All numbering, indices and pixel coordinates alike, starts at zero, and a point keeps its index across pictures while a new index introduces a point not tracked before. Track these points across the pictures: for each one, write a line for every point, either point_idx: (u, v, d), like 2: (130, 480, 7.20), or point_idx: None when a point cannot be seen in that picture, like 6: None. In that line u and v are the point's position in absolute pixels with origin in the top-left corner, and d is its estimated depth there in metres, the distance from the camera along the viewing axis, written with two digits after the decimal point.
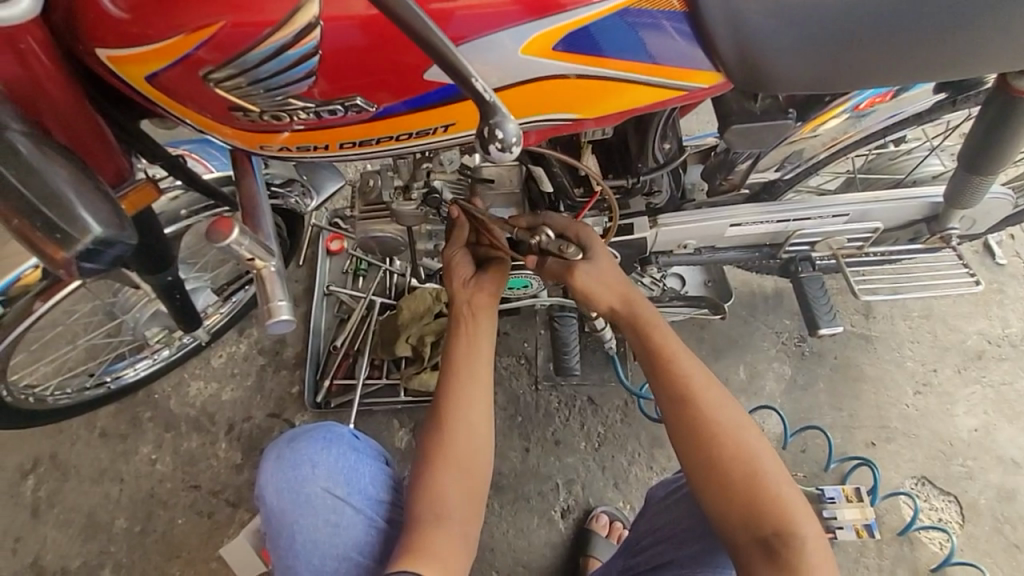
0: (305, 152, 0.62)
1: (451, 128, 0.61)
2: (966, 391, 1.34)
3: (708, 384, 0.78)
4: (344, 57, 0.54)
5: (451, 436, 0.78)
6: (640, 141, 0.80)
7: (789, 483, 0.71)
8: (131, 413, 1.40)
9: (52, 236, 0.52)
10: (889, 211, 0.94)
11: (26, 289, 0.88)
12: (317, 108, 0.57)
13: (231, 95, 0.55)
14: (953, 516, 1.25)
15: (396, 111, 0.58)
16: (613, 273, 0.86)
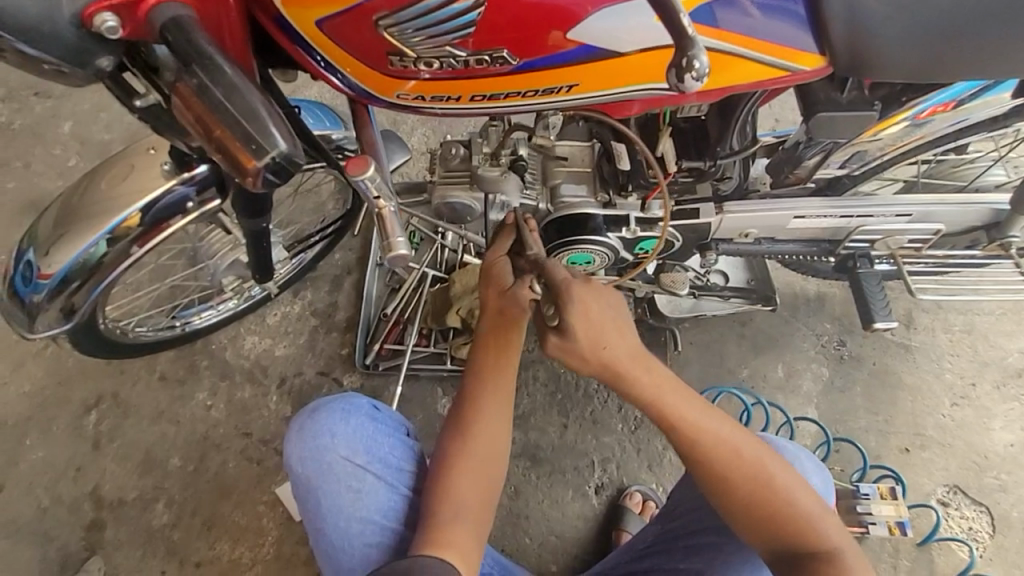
0: (436, 103, 0.64)
1: (574, 89, 0.62)
2: (1003, 407, 1.35)
3: (724, 426, 0.76)
4: (506, 11, 0.56)
5: (468, 450, 0.81)
6: (719, 128, 0.85)
7: (820, 514, 0.73)
8: (189, 360, 1.46)
9: (247, 145, 0.46)
10: (951, 214, 0.98)
11: (128, 232, 0.88)
12: (466, 57, 0.58)
13: (396, 40, 0.56)
14: (983, 526, 1.26)
15: (532, 67, 0.60)
16: (604, 344, 0.77)
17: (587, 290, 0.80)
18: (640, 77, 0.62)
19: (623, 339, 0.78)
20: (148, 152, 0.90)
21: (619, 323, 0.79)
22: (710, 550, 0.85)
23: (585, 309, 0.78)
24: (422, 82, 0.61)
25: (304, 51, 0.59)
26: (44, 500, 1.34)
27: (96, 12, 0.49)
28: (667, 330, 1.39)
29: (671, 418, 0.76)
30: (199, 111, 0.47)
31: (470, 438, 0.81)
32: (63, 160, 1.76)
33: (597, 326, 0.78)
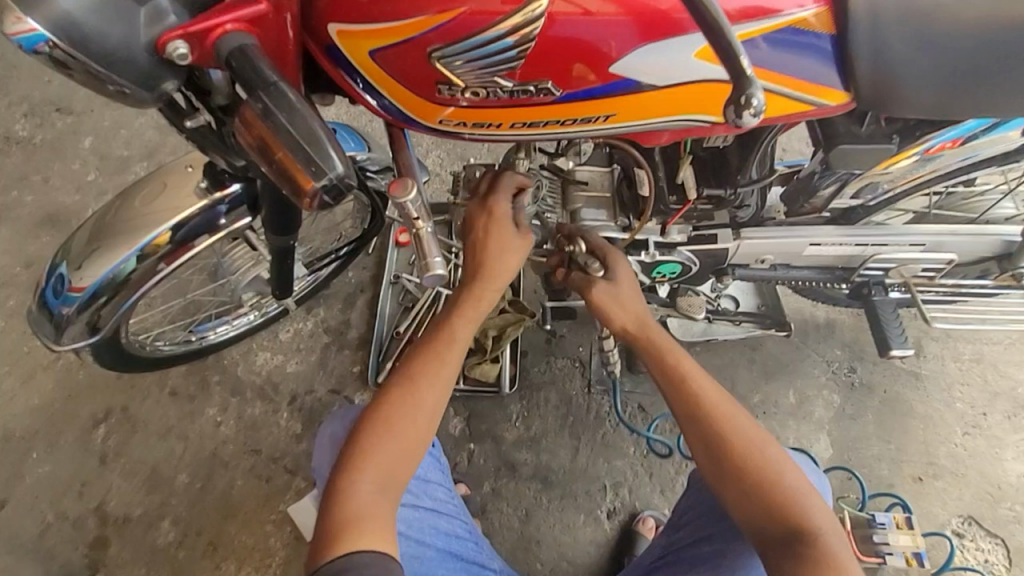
0: (477, 129, 0.66)
1: (611, 119, 0.64)
2: (1014, 437, 1.35)
3: (722, 391, 0.81)
4: (553, 46, 0.58)
5: (403, 392, 0.78)
6: (741, 156, 0.87)
7: (808, 489, 0.73)
8: (200, 376, 1.46)
9: (308, 167, 0.48)
10: (964, 244, 1.00)
11: (156, 250, 0.89)
12: (512, 87, 0.61)
13: (446, 70, 0.59)
14: (999, 558, 1.25)
15: (575, 97, 0.62)
16: (636, 305, 0.94)
17: (619, 264, 0.96)
18: (675, 109, 0.64)
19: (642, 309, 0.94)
20: (185, 170, 0.92)
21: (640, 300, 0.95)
22: (715, 558, 0.84)
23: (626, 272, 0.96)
24: (459, 109, 0.63)
25: (346, 74, 0.61)
26: (48, 516, 1.33)
27: (168, 39, 0.52)
28: None
29: (685, 376, 0.82)
30: (262, 134, 0.49)
31: (417, 385, 0.79)
32: (82, 175, 1.78)
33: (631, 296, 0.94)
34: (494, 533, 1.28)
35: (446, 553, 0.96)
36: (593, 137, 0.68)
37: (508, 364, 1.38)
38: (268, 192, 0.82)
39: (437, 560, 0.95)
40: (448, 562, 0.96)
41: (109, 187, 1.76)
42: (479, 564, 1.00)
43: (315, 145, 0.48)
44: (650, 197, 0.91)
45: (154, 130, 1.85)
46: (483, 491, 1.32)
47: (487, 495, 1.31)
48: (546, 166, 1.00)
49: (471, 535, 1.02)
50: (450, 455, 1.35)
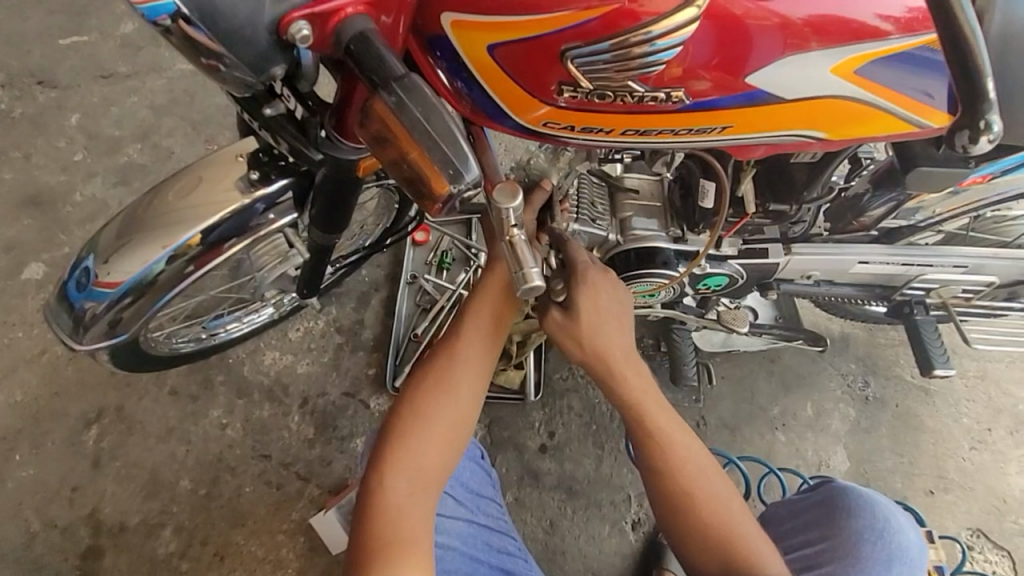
0: (584, 134, 0.64)
1: (727, 130, 0.63)
2: (1017, 452, 1.40)
3: (691, 445, 0.80)
4: (689, 50, 0.56)
5: (436, 386, 0.75)
6: (810, 173, 0.87)
7: (764, 545, 0.76)
8: (203, 374, 1.38)
9: (445, 170, 0.46)
10: (1005, 267, 1.03)
11: (187, 251, 0.82)
12: (643, 93, 0.58)
13: (576, 71, 0.56)
14: (1005, 570, 1.30)
15: (697, 107, 0.60)
16: (601, 333, 0.83)
17: (602, 279, 0.84)
18: (787, 125, 0.63)
19: (621, 338, 0.84)
20: (232, 159, 0.83)
21: (621, 319, 0.85)
22: None
23: (592, 294, 0.83)
24: (556, 109, 0.61)
25: (428, 55, 0.59)
26: (33, 524, 1.23)
27: (292, 20, 0.49)
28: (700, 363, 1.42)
29: (656, 434, 0.80)
30: (398, 132, 0.47)
31: (453, 378, 0.76)
32: (68, 154, 1.64)
33: (597, 314, 0.83)
34: None
35: (500, 572, 0.93)
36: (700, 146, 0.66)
37: (531, 370, 1.34)
38: (325, 187, 0.74)
39: None
40: None
41: (99, 169, 1.63)
42: None
43: (455, 147, 0.46)
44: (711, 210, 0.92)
45: (148, 109, 1.72)
46: (506, 501, 1.29)
47: (510, 505, 1.28)
48: (595, 172, 0.98)
49: (520, 552, 0.98)
50: None
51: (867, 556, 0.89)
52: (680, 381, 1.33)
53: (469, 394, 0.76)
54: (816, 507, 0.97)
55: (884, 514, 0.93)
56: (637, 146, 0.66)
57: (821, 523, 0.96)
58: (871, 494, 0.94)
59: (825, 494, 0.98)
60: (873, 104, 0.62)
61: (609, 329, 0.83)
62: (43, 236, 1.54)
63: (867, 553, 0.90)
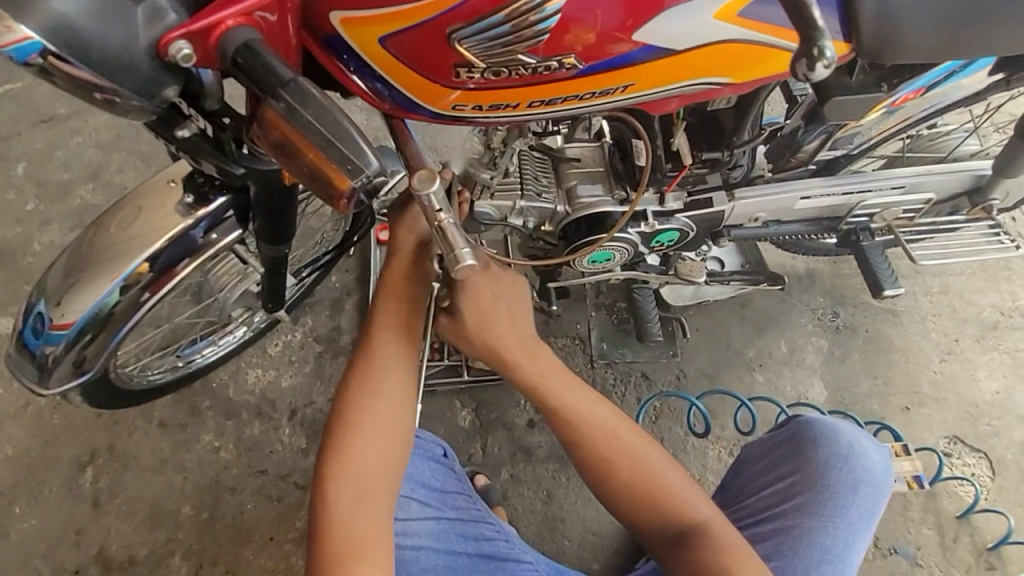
0: (493, 112, 0.65)
1: (629, 88, 0.64)
2: (985, 358, 1.45)
3: (604, 412, 0.81)
4: (574, 15, 0.57)
5: (354, 412, 0.77)
6: (735, 120, 0.89)
7: (689, 489, 0.79)
8: (190, 403, 1.39)
9: (343, 166, 0.49)
10: (939, 182, 1.07)
11: (139, 279, 0.83)
12: (535, 64, 0.60)
13: (467, 52, 0.57)
14: (984, 471, 1.35)
15: (593, 70, 0.62)
16: (493, 327, 0.82)
17: (486, 279, 0.82)
18: (688, 75, 0.65)
19: (515, 327, 0.83)
20: (165, 186, 0.84)
21: (512, 308, 0.84)
22: (776, 535, 0.91)
23: (476, 296, 0.82)
24: (464, 91, 0.62)
25: (336, 58, 0.60)
26: (44, 571, 1.25)
27: (171, 41, 0.52)
28: (674, 319, 1.46)
29: (568, 409, 0.81)
30: (291, 135, 0.49)
31: (370, 399, 0.78)
32: (20, 205, 1.62)
33: (482, 313, 0.82)
34: (518, 518, 1.29)
35: (478, 558, 0.95)
36: (608, 108, 0.67)
37: None
38: (260, 201, 0.75)
39: (470, 564, 0.94)
40: (481, 566, 0.94)
41: (54, 215, 1.62)
42: (513, 561, 0.95)
43: (354, 147, 0.49)
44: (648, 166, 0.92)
45: (94, 148, 1.69)
46: (502, 478, 1.32)
47: (506, 482, 1.32)
48: (536, 147, 1.01)
49: (501, 533, 0.98)
50: (463, 448, 1.34)
51: (835, 483, 0.93)
52: (647, 339, 1.39)
53: (384, 414, 0.77)
54: (786, 442, 0.98)
55: (848, 440, 0.95)
56: (548, 116, 0.68)
57: (789, 457, 0.98)
58: (833, 422, 0.96)
59: (792, 428, 0.98)
60: (764, 42, 0.64)
61: (505, 322, 0.83)
62: (8, 291, 1.53)
63: (835, 480, 0.93)
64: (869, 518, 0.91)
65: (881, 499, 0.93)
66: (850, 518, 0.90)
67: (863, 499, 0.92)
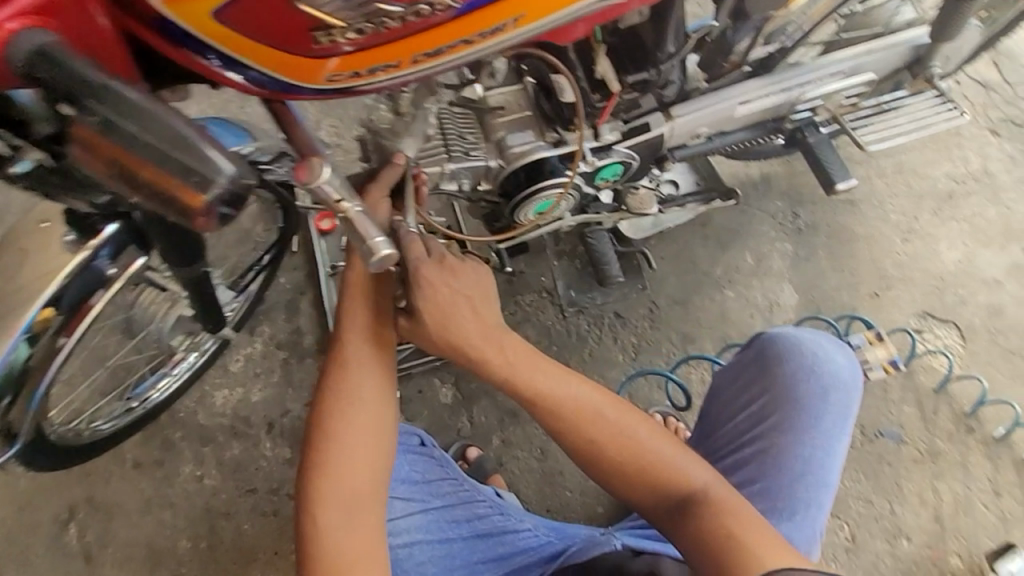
0: (377, 75, 0.59)
1: (522, 21, 0.58)
2: (944, 230, 1.46)
3: (583, 395, 0.78)
4: None
5: (327, 424, 0.73)
6: (655, 34, 0.83)
7: (683, 457, 0.75)
8: (161, 437, 1.33)
9: (188, 179, 0.44)
10: (879, 60, 1.03)
11: (46, 326, 0.75)
12: (403, 12, 0.53)
13: (316, 11, 0.50)
14: (955, 340, 1.38)
15: (473, 7, 0.55)
16: (457, 322, 0.79)
17: (439, 273, 0.79)
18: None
19: (479, 319, 0.80)
20: (39, 228, 0.76)
21: (474, 301, 0.81)
22: (757, 458, 0.89)
23: (433, 291, 0.79)
24: (341, 57, 0.56)
25: (195, 53, 0.54)
26: None
27: None
28: (637, 251, 1.40)
29: (545, 396, 0.78)
30: (119, 154, 0.44)
31: (340, 409, 0.74)
32: None
33: (441, 306, 0.79)
34: (518, 480, 1.29)
35: (474, 538, 0.94)
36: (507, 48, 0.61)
37: None
38: (151, 224, 0.71)
39: (466, 546, 0.94)
40: (478, 545, 0.94)
41: None
42: (511, 532, 0.95)
43: (196, 154, 0.45)
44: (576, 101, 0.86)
45: None
46: (494, 445, 1.31)
47: (499, 448, 1.31)
48: (454, 101, 0.92)
49: (494, 508, 0.97)
50: (451, 424, 1.32)
51: (805, 395, 0.91)
52: (607, 283, 1.36)
53: (359, 423, 0.73)
54: (753, 362, 0.95)
55: (812, 350, 0.93)
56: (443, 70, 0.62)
57: (758, 377, 0.94)
58: (794, 335, 0.94)
59: (757, 347, 0.95)
60: None
61: (469, 314, 0.80)
62: None
63: (805, 391, 0.90)
64: (843, 423, 0.90)
65: (852, 401, 0.91)
66: (824, 427, 0.89)
67: (834, 405, 0.90)
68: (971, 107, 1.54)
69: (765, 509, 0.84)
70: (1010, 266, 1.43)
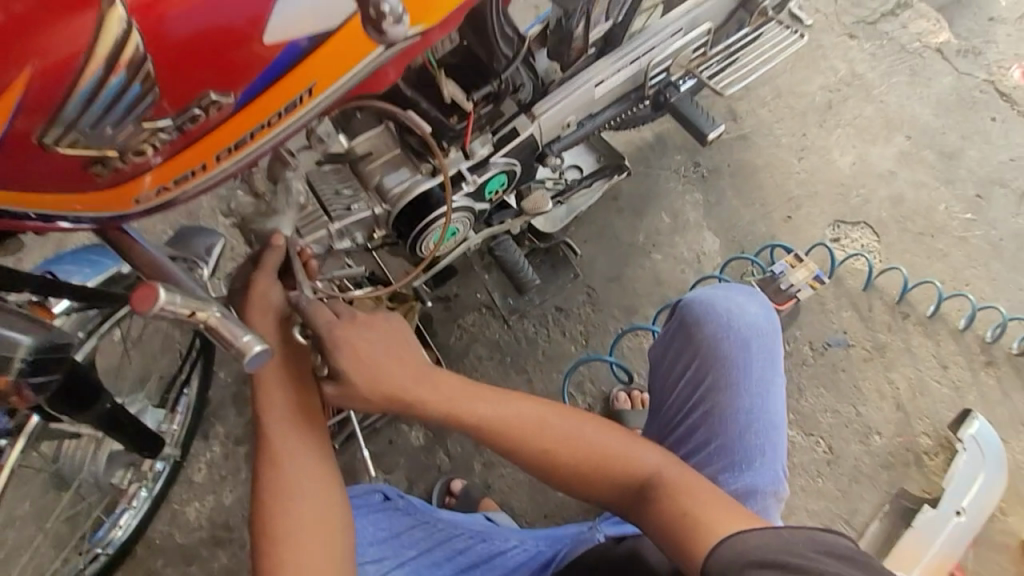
0: (190, 179, 0.62)
1: (314, 90, 0.62)
2: (833, 138, 1.53)
3: (525, 409, 0.78)
4: (179, 57, 0.52)
5: (274, 516, 0.72)
6: (484, 45, 0.85)
7: (632, 442, 0.77)
8: (141, 571, 1.27)
9: None
10: (712, 9, 1.07)
11: None
12: (178, 120, 0.56)
13: (88, 148, 0.53)
14: (870, 238, 1.45)
15: (253, 93, 0.58)
16: (384, 375, 0.78)
17: (352, 331, 0.78)
18: (365, 49, 0.62)
19: (406, 366, 0.79)
20: None
21: (396, 349, 0.80)
22: (705, 422, 0.90)
23: (354, 350, 0.77)
24: (158, 168, 0.58)
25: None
26: None
27: None
28: (559, 243, 1.41)
29: (489, 422, 0.77)
30: None
31: (283, 497, 0.73)
32: None
33: (365, 362, 0.77)
34: (509, 497, 1.30)
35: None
36: (313, 115, 0.65)
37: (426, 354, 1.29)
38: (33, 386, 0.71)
39: None
40: None
41: None
42: (496, 556, 0.92)
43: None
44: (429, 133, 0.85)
45: None
46: (477, 470, 1.31)
47: (482, 471, 1.31)
48: (319, 162, 0.90)
49: (472, 537, 0.93)
50: (429, 464, 1.31)
51: (729, 350, 0.92)
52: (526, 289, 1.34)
53: (308, 505, 0.73)
54: (677, 332, 0.97)
55: (725, 307, 0.94)
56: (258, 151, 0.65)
57: (685, 345, 0.96)
58: (705, 296, 0.96)
59: (678, 318, 0.97)
60: None
61: (394, 364, 0.78)
62: None
63: (728, 347, 0.92)
64: (772, 367, 0.92)
65: (773, 343, 0.93)
66: (754, 376, 0.90)
67: (757, 353, 0.91)
68: (824, 18, 1.61)
69: (718, 470, 0.87)
70: (900, 154, 1.51)
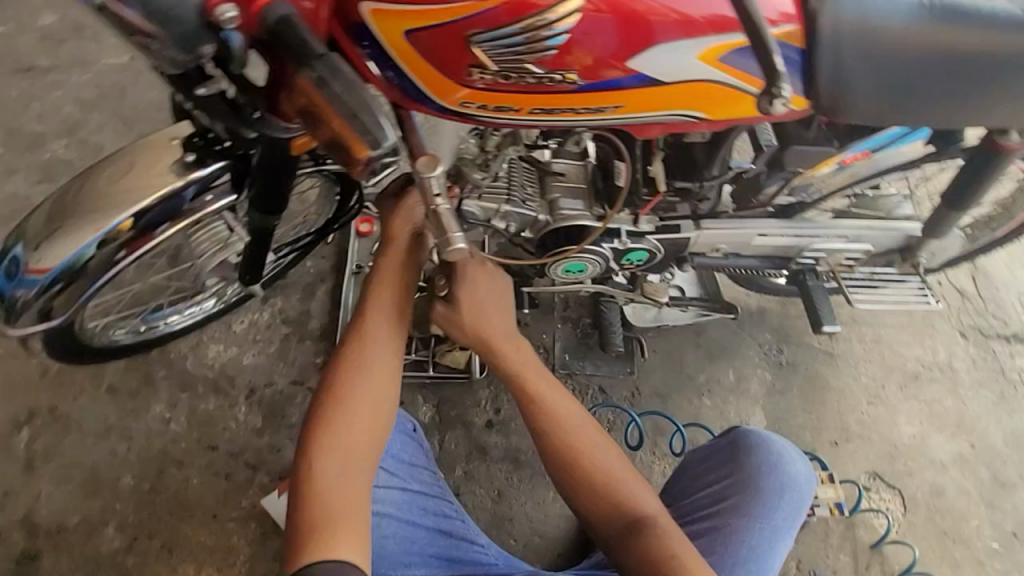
0: (499, 110, 0.79)
1: (619, 109, 0.79)
2: (906, 404, 1.59)
3: (569, 405, 0.86)
4: (578, 39, 0.71)
5: (348, 377, 0.82)
6: (706, 154, 1.01)
7: (642, 483, 0.82)
8: (143, 371, 1.36)
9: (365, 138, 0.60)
10: (879, 236, 1.21)
11: (118, 235, 0.85)
12: (541, 73, 0.73)
13: (481, 54, 0.71)
14: (897, 506, 1.48)
15: (589, 88, 0.76)
16: (482, 320, 0.90)
17: (478, 272, 0.92)
18: (671, 105, 0.79)
19: (501, 323, 0.91)
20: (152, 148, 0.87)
21: (499, 305, 0.92)
22: (709, 533, 0.98)
23: (472, 288, 0.91)
24: (472, 90, 0.76)
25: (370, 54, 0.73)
26: None
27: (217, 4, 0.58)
28: (634, 338, 1.53)
29: (537, 400, 0.86)
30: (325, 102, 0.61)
31: (360, 366, 0.83)
32: None
33: (474, 303, 0.91)
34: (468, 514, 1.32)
35: (435, 532, 1.02)
36: (600, 124, 0.81)
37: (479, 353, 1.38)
38: (258, 172, 0.82)
39: (428, 538, 1.01)
40: (437, 539, 1.02)
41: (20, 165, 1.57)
42: (469, 540, 1.03)
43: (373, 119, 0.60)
44: (626, 188, 1.01)
45: (73, 104, 1.65)
46: (456, 474, 1.35)
47: (459, 478, 1.35)
48: (523, 158, 1.06)
49: (458, 513, 1.07)
50: None
51: (765, 487, 1.01)
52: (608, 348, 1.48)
53: (373, 380, 0.82)
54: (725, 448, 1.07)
55: (778, 451, 1.04)
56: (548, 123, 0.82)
57: (728, 461, 1.05)
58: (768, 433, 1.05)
59: (731, 437, 1.07)
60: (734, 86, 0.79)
61: (494, 315, 0.91)
62: None
63: (765, 484, 1.01)
64: (792, 521, 0.99)
65: (801, 505, 1.01)
66: (775, 520, 0.98)
67: (786, 503, 0.99)
68: (947, 306, 1.72)
69: None
70: (958, 454, 1.54)
